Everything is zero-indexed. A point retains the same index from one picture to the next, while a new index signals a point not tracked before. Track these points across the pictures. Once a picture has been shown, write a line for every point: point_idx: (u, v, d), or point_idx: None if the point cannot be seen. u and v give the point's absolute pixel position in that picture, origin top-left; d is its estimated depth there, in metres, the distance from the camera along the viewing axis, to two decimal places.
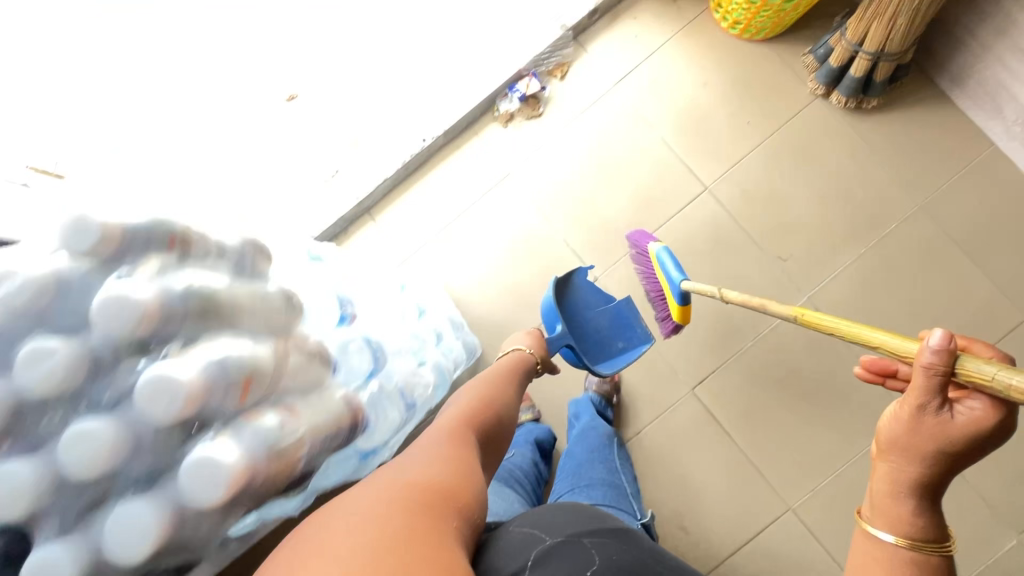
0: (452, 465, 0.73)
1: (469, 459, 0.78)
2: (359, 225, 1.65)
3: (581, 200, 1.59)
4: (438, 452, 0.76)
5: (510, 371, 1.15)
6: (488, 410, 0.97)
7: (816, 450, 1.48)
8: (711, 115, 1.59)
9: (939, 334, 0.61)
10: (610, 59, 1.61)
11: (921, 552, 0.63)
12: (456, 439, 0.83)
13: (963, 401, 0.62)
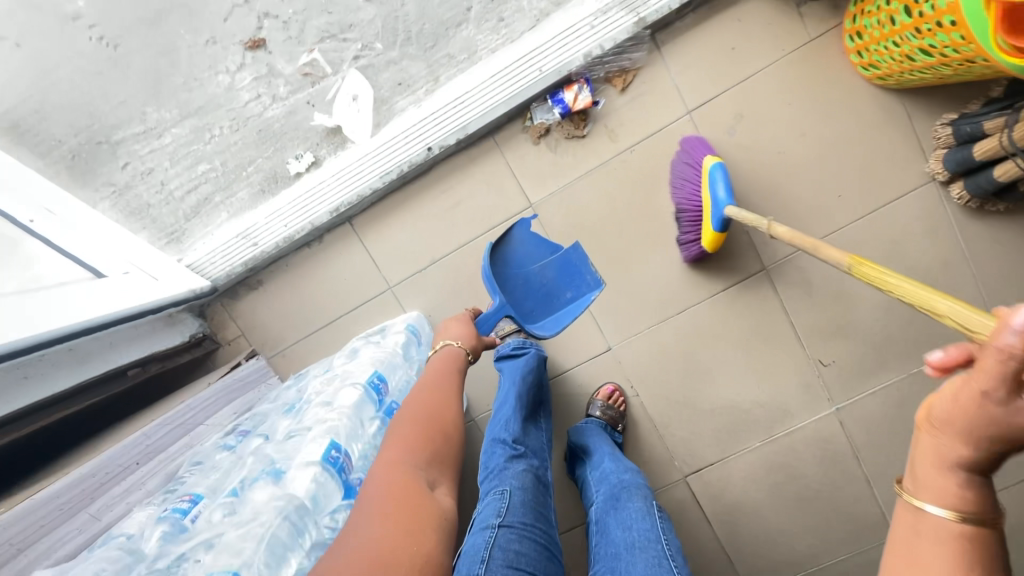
0: (414, 498, 0.68)
1: (423, 504, 0.68)
2: (338, 237, 1.33)
3: (612, 256, 1.31)
4: (387, 510, 0.65)
5: (441, 381, 0.95)
6: (436, 414, 0.86)
7: (794, 552, 1.42)
8: (801, 177, 1.23)
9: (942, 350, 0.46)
10: (692, 77, 1.20)
11: (971, 528, 0.40)
12: (399, 469, 0.72)
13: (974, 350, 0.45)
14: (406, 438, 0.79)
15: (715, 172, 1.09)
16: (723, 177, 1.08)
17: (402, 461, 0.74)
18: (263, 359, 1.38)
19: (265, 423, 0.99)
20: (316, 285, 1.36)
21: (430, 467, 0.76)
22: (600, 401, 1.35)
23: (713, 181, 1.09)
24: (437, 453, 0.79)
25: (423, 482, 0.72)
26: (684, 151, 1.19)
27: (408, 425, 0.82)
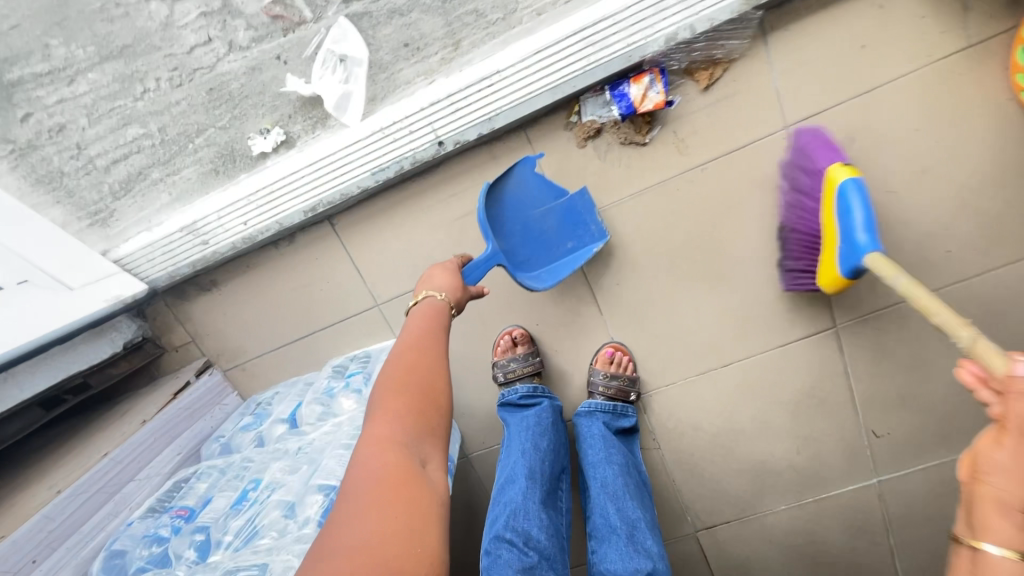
0: (406, 499, 0.54)
1: (420, 499, 0.55)
2: (315, 238, 1.04)
3: (654, 293, 1.07)
4: (374, 510, 0.52)
5: (429, 321, 0.77)
6: (427, 369, 0.69)
7: None
8: (909, 223, 0.97)
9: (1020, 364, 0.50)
10: (800, 80, 0.90)
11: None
12: (389, 453, 0.58)
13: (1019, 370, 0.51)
14: (391, 403, 0.64)
15: (850, 193, 0.76)
16: (863, 205, 0.74)
17: (390, 445, 0.59)
18: (219, 373, 1.14)
19: (210, 513, 0.77)
20: (286, 292, 1.09)
21: (423, 438, 0.62)
22: (601, 371, 1.07)
23: (845, 205, 0.76)
24: (431, 421, 0.64)
25: (416, 465, 0.58)
26: (796, 146, 0.89)
27: (392, 385, 0.66)
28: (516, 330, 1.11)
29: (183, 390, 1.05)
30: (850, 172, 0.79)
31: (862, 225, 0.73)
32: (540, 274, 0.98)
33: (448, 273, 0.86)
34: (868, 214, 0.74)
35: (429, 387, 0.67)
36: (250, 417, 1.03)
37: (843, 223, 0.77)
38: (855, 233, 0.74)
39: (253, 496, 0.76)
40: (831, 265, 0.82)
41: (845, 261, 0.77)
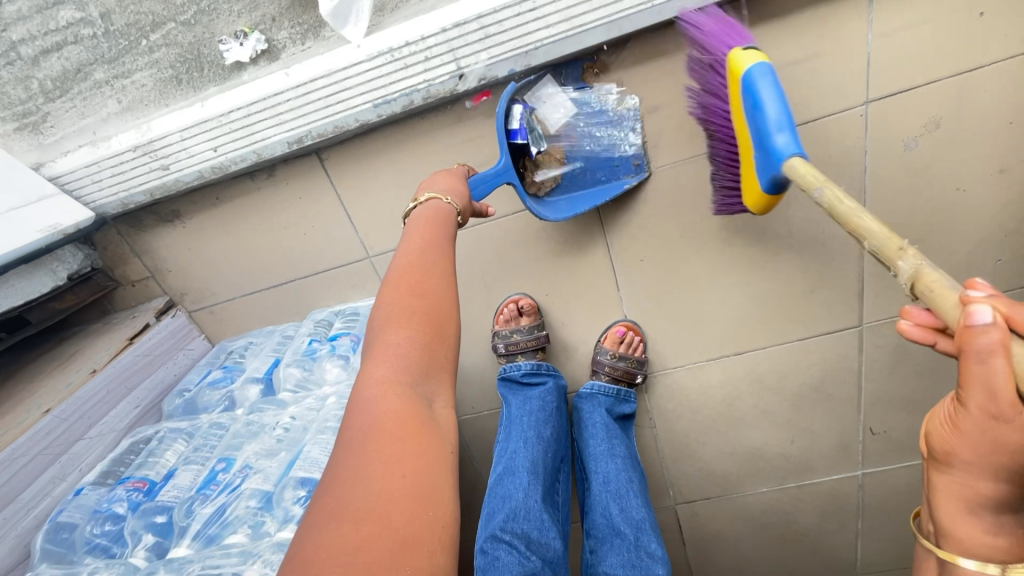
0: (415, 454, 0.41)
1: (432, 448, 0.42)
2: (299, 174, 0.88)
3: (678, 274, 0.97)
4: (377, 469, 0.39)
5: (432, 236, 0.60)
6: (431, 290, 0.54)
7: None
8: (965, 228, 0.89)
9: (989, 311, 0.37)
10: (895, 49, 0.76)
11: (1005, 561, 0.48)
12: (391, 395, 0.44)
13: (1019, 310, 0.37)
14: (390, 331, 0.49)
15: (757, 82, 0.58)
16: (774, 95, 0.57)
17: (391, 385, 0.45)
18: (183, 315, 1.01)
19: (172, 491, 0.67)
20: (262, 232, 0.94)
21: (431, 372, 0.48)
22: (608, 350, 0.99)
23: (755, 100, 0.58)
24: (439, 351, 0.50)
25: (424, 410, 0.45)
26: (695, 31, 0.67)
27: (389, 311, 0.51)
28: (522, 299, 1.01)
29: (141, 333, 0.93)
30: (761, 57, 0.59)
31: (777, 122, 0.56)
32: (559, 201, 0.88)
33: (455, 180, 0.72)
34: (783, 107, 0.56)
35: (438, 310, 0.52)
36: (219, 371, 0.92)
37: (755, 123, 0.59)
38: (768, 135, 0.57)
39: (224, 477, 0.67)
40: (751, 176, 0.65)
41: (764, 171, 0.60)
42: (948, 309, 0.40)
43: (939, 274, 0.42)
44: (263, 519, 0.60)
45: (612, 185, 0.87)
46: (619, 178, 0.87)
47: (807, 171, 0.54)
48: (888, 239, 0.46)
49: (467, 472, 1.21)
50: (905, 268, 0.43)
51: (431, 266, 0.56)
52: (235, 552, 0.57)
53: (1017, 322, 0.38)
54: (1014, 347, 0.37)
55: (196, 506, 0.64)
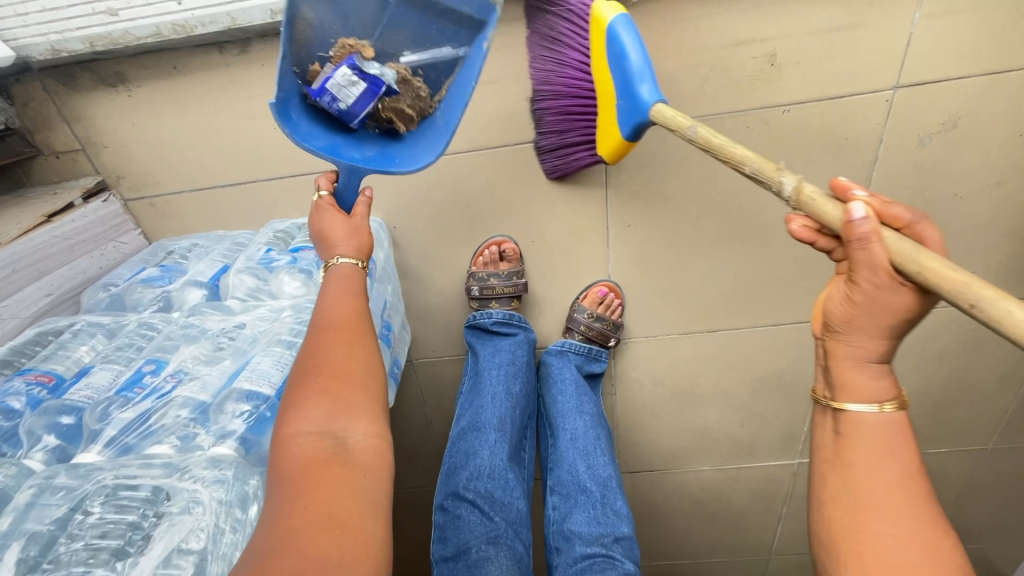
0: (324, 490, 0.41)
1: (345, 483, 0.42)
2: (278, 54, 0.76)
3: (672, 241, 0.93)
4: (284, 510, 0.39)
5: (349, 276, 0.58)
6: (344, 329, 0.52)
7: (679, 546, 1.44)
8: (951, 235, 0.90)
9: (862, 206, 0.43)
10: (938, 34, 0.73)
11: (890, 413, 0.46)
12: (301, 443, 0.44)
13: (894, 207, 0.43)
14: (295, 383, 0.48)
15: (620, 31, 0.63)
16: (637, 45, 0.62)
17: (299, 433, 0.44)
18: (115, 200, 0.87)
19: (85, 391, 0.57)
20: (223, 118, 0.82)
21: (340, 407, 0.47)
22: (586, 309, 0.95)
23: (617, 46, 0.64)
24: (352, 387, 0.48)
25: (337, 446, 0.44)
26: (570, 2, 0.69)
27: (296, 362, 0.50)
28: (505, 243, 0.93)
29: (63, 212, 0.79)
30: (619, 9, 0.65)
31: (641, 70, 0.62)
32: (439, 118, 0.66)
33: (336, 215, 0.61)
34: (643, 56, 0.62)
35: (347, 349, 0.51)
36: (155, 269, 0.80)
37: (620, 73, 0.64)
38: (634, 83, 0.63)
39: (152, 380, 0.57)
40: (611, 124, 0.70)
41: (626, 117, 0.66)
42: (835, 218, 0.45)
43: (812, 184, 0.48)
44: (196, 431, 0.52)
45: (472, 59, 0.62)
46: (474, 44, 0.62)
47: (675, 113, 0.59)
48: (763, 161, 0.51)
49: (418, 416, 1.15)
50: (789, 184, 0.48)
51: (347, 306, 0.55)
52: (159, 463, 0.48)
53: (893, 215, 0.44)
54: (885, 233, 0.42)
55: (113, 410, 0.54)
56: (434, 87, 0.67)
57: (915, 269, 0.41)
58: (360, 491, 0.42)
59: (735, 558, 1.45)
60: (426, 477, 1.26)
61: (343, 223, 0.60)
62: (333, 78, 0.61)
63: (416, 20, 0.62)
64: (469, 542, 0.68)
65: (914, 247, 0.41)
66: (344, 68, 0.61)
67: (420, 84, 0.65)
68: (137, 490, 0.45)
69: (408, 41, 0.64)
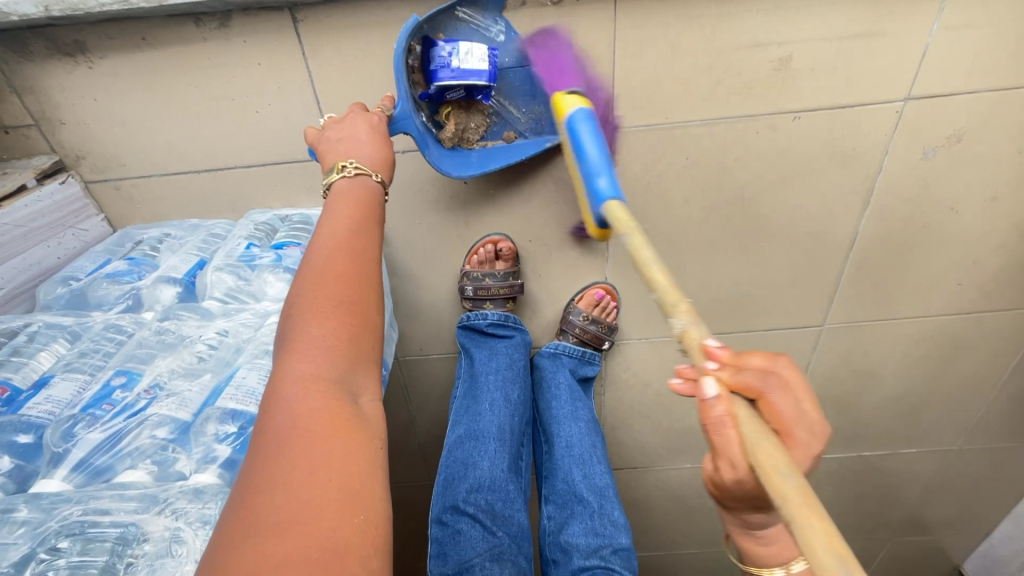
0: (344, 457, 0.38)
1: (358, 445, 0.39)
2: (261, 31, 0.69)
3: (671, 246, 0.90)
4: (302, 467, 0.36)
5: (360, 221, 0.54)
6: (360, 278, 0.48)
7: (655, 538, 1.46)
8: (943, 248, 0.91)
9: (713, 383, 0.37)
10: (953, 47, 0.72)
11: None
12: (313, 390, 0.40)
13: (745, 376, 0.38)
14: (308, 324, 0.43)
15: (577, 125, 0.62)
16: (595, 145, 0.59)
17: (317, 384, 0.40)
18: (74, 182, 0.79)
19: (45, 405, 0.52)
20: (198, 98, 0.74)
21: (358, 367, 0.43)
22: (581, 311, 0.92)
23: (578, 142, 0.61)
24: (368, 348, 0.45)
25: (352, 403, 0.41)
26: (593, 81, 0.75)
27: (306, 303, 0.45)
28: (501, 242, 0.89)
29: (14, 196, 0.71)
30: (581, 103, 0.65)
31: (597, 166, 0.57)
32: (476, 156, 0.78)
33: (372, 135, 0.62)
34: (601, 154, 0.58)
35: (365, 299, 0.47)
36: (121, 262, 0.73)
37: (580, 166, 0.60)
38: (591, 176, 0.57)
39: (123, 396, 0.52)
40: (587, 201, 0.60)
41: (587, 212, 0.59)
42: (696, 367, 0.40)
43: (702, 331, 0.42)
44: (175, 455, 0.47)
45: (528, 144, 0.78)
46: (542, 136, 0.78)
47: (621, 214, 0.50)
48: (667, 289, 0.43)
49: (402, 414, 1.12)
50: (680, 325, 0.41)
51: (362, 253, 0.50)
52: (135, 495, 0.44)
53: (745, 384, 0.38)
54: (737, 410, 0.37)
55: (78, 430, 0.49)
56: (489, 133, 0.78)
57: (754, 460, 0.34)
58: (373, 455, 0.40)
59: (708, 548, 1.49)
60: (408, 474, 1.23)
61: (369, 133, 0.62)
62: (467, 44, 0.67)
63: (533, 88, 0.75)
64: (471, 560, 0.65)
65: (767, 445, 0.34)
66: (483, 47, 0.68)
67: (485, 123, 0.77)
68: (109, 529, 0.41)
69: (509, 94, 0.76)
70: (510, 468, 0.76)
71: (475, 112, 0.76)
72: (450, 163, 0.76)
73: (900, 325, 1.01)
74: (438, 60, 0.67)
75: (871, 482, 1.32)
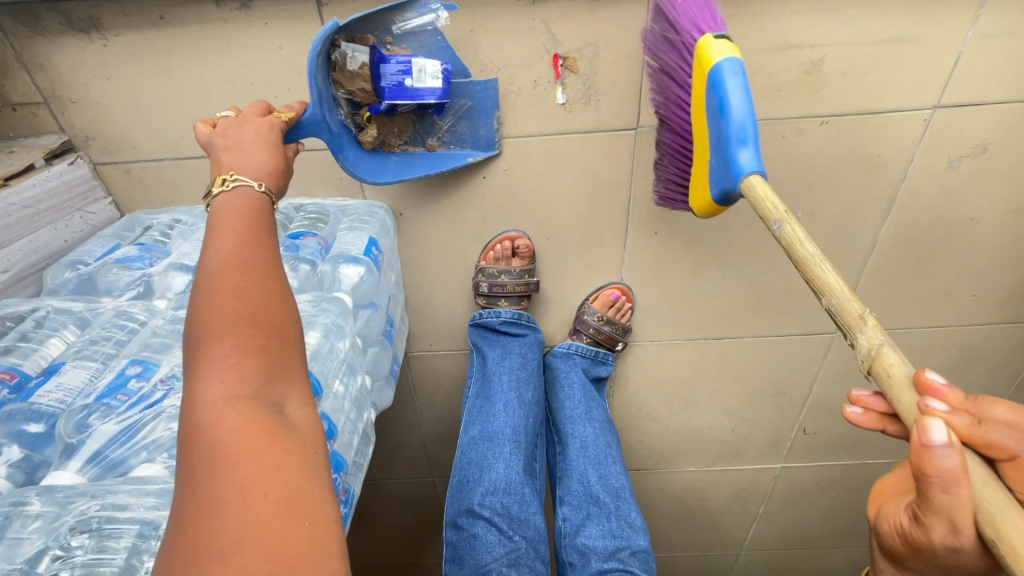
0: (276, 469, 0.33)
1: (294, 453, 0.35)
2: (284, 14, 0.67)
3: (689, 249, 0.89)
4: (229, 493, 0.31)
5: (253, 220, 0.48)
6: (261, 277, 0.43)
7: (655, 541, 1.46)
8: (961, 259, 0.91)
9: (943, 429, 0.34)
10: (985, 56, 0.71)
11: None
12: (229, 410, 0.35)
13: (987, 430, 0.36)
14: (205, 341, 0.38)
15: (725, 78, 0.54)
16: (740, 96, 0.54)
17: (229, 403, 0.35)
18: (82, 163, 0.77)
19: (55, 393, 0.50)
20: (215, 81, 0.72)
21: (275, 376, 0.39)
22: (596, 311, 0.91)
23: (718, 95, 0.55)
24: (284, 351, 0.40)
25: (275, 413, 0.36)
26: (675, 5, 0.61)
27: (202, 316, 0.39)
28: (519, 239, 0.88)
29: (22, 176, 0.68)
30: (732, 50, 0.56)
31: (738, 134, 0.54)
32: (395, 160, 0.76)
33: (258, 142, 0.54)
34: (748, 114, 0.54)
35: (272, 301, 0.42)
36: (132, 248, 0.71)
37: (717, 127, 0.56)
38: (730, 144, 0.54)
39: (139, 386, 0.50)
40: (703, 180, 0.63)
41: (717, 178, 0.58)
42: (903, 401, 0.39)
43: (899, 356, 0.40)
44: None
45: (449, 156, 0.77)
46: (464, 150, 0.78)
47: (765, 194, 0.51)
48: (850, 300, 0.44)
49: (408, 410, 1.10)
50: (865, 342, 0.41)
51: (263, 255, 0.45)
52: (155, 490, 0.42)
53: (988, 440, 0.36)
54: (970, 467, 0.35)
55: (93, 420, 0.47)
56: (410, 140, 0.77)
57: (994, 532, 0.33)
58: (314, 462, 0.36)
59: (706, 552, 1.49)
60: (412, 471, 1.21)
61: (257, 139, 0.54)
62: (421, 61, 0.67)
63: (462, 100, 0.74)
64: (488, 565, 0.64)
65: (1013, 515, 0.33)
66: (437, 64, 0.67)
67: (408, 129, 0.75)
68: (128, 526, 0.39)
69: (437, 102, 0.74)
70: (525, 468, 0.75)
71: (400, 118, 0.74)
72: (366, 168, 0.74)
73: (914, 335, 1.01)
74: (389, 77, 0.66)
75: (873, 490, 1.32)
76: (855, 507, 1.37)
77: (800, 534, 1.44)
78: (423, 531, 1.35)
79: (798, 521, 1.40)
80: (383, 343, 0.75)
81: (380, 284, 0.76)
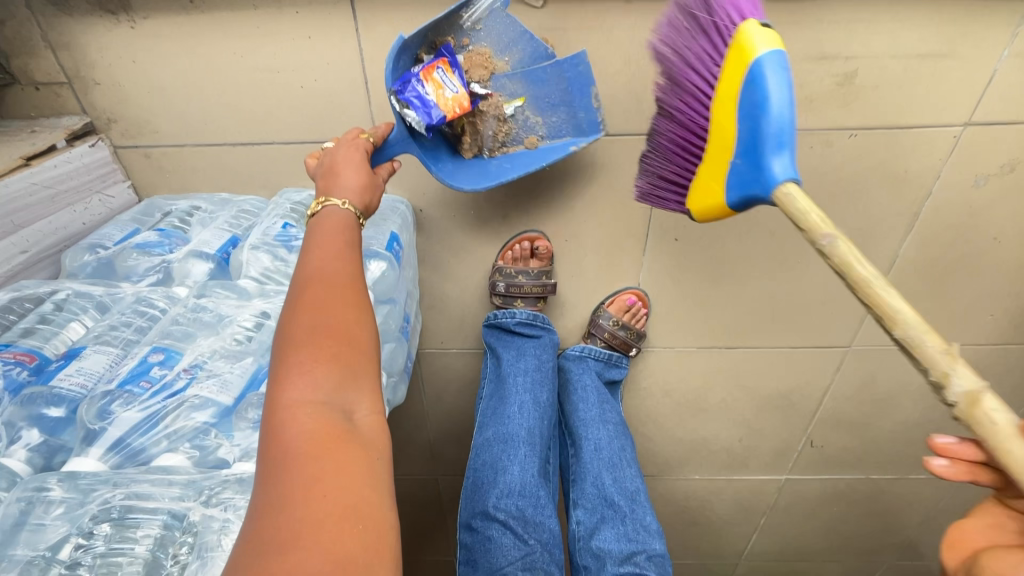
0: (342, 474, 0.34)
1: (359, 461, 0.35)
2: (317, 3, 0.67)
3: (708, 257, 0.89)
4: (299, 492, 0.32)
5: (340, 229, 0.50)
6: (343, 281, 0.44)
7: None
8: (980, 278, 0.90)
9: (1017, 454, 0.34)
10: (1020, 77, 0.70)
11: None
12: (305, 410, 0.36)
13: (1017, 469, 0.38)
14: (292, 343, 0.40)
15: (767, 73, 0.47)
16: (780, 90, 0.47)
17: (306, 403, 0.36)
18: (103, 145, 0.76)
19: (77, 377, 0.49)
20: (242, 68, 0.72)
21: (349, 376, 0.39)
22: (611, 314, 0.91)
23: (761, 84, 0.48)
24: (362, 355, 0.41)
25: (347, 416, 0.37)
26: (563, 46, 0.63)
27: (288, 319, 0.41)
28: (538, 240, 0.87)
29: (44, 155, 0.68)
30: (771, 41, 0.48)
31: (779, 137, 0.47)
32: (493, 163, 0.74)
33: (355, 161, 0.57)
34: (788, 106, 0.47)
35: (351, 307, 0.43)
36: (150, 232, 0.70)
37: (748, 128, 0.49)
38: (766, 150, 0.48)
39: (161, 373, 0.49)
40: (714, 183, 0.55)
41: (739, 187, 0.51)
42: (966, 417, 0.36)
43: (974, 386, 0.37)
44: (217, 441, 0.45)
45: (554, 147, 0.73)
46: (565, 139, 0.73)
47: (809, 205, 0.45)
48: (926, 329, 0.38)
49: (416, 406, 1.10)
50: (955, 381, 0.37)
51: (347, 261, 0.46)
52: (179, 481, 0.41)
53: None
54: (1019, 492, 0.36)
55: (115, 407, 0.46)
56: (510, 139, 0.75)
57: None
58: (378, 470, 0.36)
59: (703, 560, 1.48)
60: (415, 467, 1.21)
61: (354, 157, 0.57)
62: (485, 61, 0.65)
63: (551, 90, 0.71)
64: (503, 568, 0.65)
65: None
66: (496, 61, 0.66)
67: (503, 130, 0.73)
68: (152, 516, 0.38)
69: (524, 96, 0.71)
70: (540, 471, 0.74)
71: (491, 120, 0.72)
72: (470, 178, 0.73)
73: None
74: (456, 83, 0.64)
75: (877, 506, 1.32)
76: (856, 522, 1.36)
77: (799, 547, 1.44)
78: (422, 528, 1.35)
79: (798, 534, 1.40)
80: (400, 339, 0.74)
81: (399, 280, 0.75)
